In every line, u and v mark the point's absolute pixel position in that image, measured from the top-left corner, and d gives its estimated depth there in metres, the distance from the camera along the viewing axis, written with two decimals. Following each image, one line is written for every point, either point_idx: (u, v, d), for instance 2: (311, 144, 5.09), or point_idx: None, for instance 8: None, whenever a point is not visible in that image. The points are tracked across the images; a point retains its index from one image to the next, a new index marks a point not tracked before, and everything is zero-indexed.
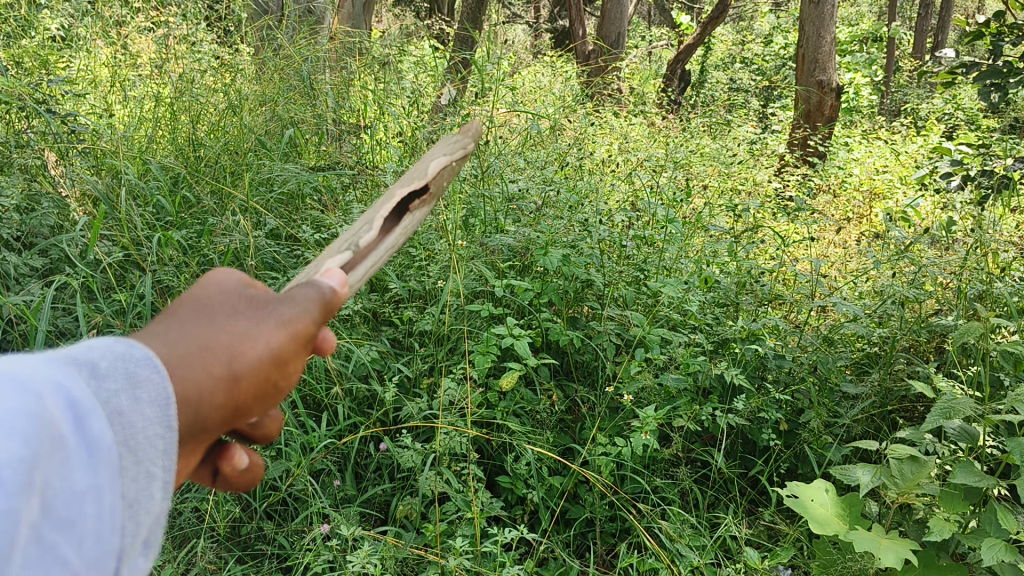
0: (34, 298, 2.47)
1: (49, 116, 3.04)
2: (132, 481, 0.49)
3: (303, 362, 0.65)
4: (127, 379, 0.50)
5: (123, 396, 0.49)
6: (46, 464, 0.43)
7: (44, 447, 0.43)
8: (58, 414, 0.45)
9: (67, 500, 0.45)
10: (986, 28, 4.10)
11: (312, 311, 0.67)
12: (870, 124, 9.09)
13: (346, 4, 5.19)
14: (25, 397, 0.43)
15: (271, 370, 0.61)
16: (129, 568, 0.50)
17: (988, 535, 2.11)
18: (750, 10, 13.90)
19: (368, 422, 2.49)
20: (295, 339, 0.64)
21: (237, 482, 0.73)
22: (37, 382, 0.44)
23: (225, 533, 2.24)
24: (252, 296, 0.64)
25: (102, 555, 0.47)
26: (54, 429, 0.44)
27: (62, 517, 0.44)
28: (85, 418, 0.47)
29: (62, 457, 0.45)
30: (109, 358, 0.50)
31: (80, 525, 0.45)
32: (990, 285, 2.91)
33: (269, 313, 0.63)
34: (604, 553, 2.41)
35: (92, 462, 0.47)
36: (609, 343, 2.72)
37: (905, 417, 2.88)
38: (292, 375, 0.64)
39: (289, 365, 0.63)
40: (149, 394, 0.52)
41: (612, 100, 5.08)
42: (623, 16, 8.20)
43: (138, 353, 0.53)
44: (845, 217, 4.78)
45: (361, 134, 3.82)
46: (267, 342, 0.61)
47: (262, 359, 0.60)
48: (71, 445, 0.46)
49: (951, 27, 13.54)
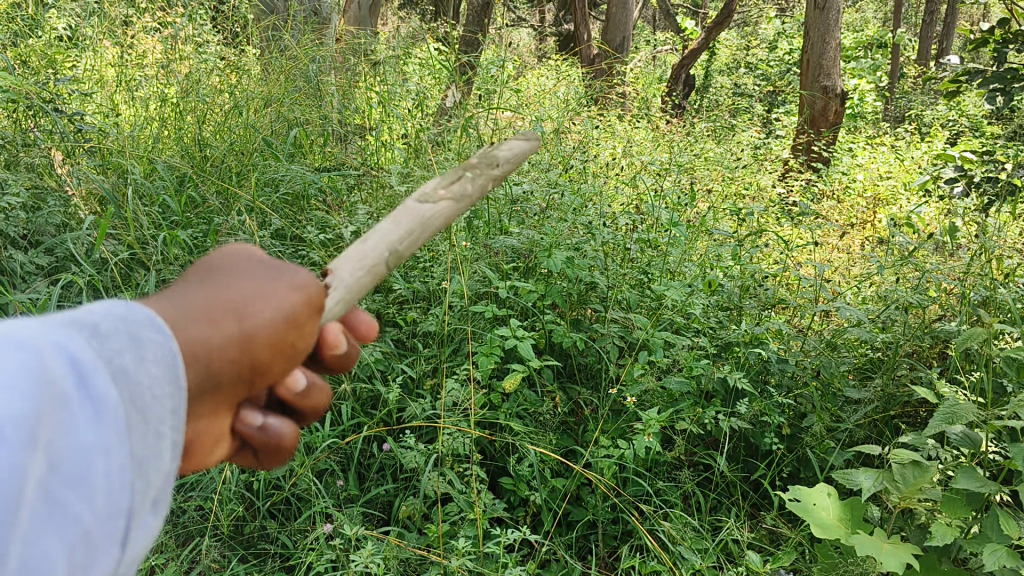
0: (40, 296, 2.49)
1: (56, 116, 3.06)
2: (141, 439, 0.58)
3: (309, 323, 0.82)
4: (130, 339, 0.59)
5: (126, 354, 0.58)
6: (50, 420, 0.50)
7: (47, 405, 0.50)
8: (61, 371, 0.53)
9: (75, 458, 0.52)
10: (991, 34, 4.09)
11: (318, 284, 0.85)
12: (875, 130, 9.11)
13: (351, 7, 5.21)
14: (27, 357, 0.51)
15: (279, 330, 0.77)
16: (140, 522, 0.59)
17: (990, 541, 2.10)
18: (755, 15, 13.85)
19: (371, 422, 2.50)
20: (302, 303, 0.81)
21: (274, 456, 0.91)
22: (39, 344, 0.52)
23: (228, 532, 2.25)
24: (258, 267, 0.81)
25: (112, 509, 0.55)
26: (57, 387, 0.52)
27: (70, 475, 0.52)
28: (88, 377, 0.54)
29: (67, 415, 0.52)
30: (110, 321, 0.59)
31: (89, 482, 0.53)
32: (993, 292, 2.90)
33: (275, 280, 0.80)
34: (606, 555, 2.42)
35: (97, 421, 0.54)
36: (612, 345, 2.73)
37: (909, 423, 2.87)
38: (301, 335, 0.81)
39: (299, 325, 0.80)
40: (153, 353, 0.60)
41: (617, 105, 5.10)
42: (629, 21, 8.21)
43: (139, 314, 0.62)
44: (848, 222, 4.79)
45: (366, 136, 3.76)
46: (278, 304, 0.77)
47: (271, 320, 0.76)
48: (77, 401, 0.53)
49: (955, 34, 13.49)
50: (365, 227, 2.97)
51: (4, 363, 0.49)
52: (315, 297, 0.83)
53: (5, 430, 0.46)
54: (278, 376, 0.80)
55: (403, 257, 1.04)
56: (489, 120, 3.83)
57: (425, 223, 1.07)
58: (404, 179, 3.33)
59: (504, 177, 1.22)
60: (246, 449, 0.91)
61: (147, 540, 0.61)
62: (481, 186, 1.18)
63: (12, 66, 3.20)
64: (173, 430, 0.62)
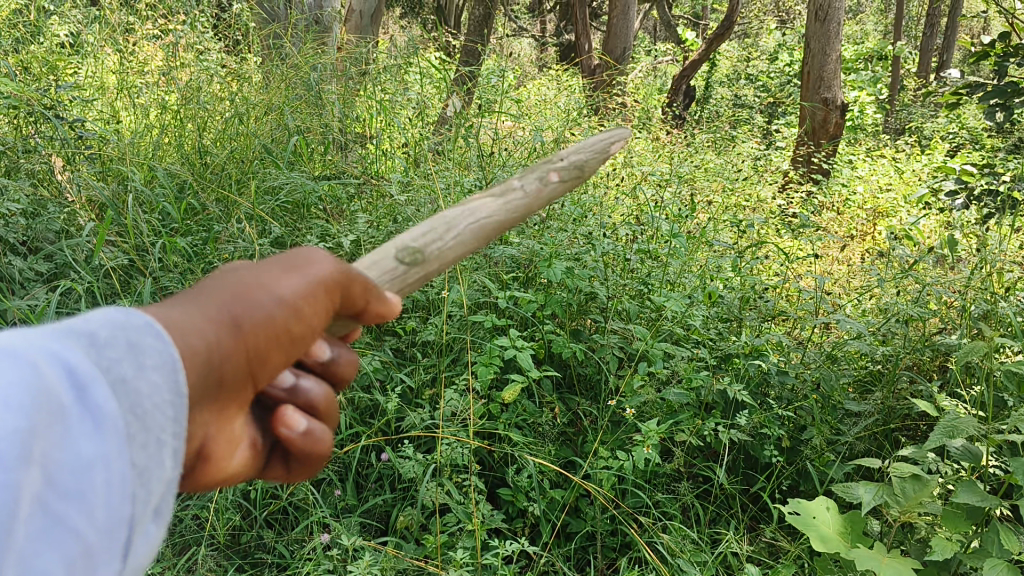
0: (38, 302, 2.48)
1: (57, 122, 3.07)
2: (142, 448, 0.58)
3: (310, 314, 0.84)
4: (128, 347, 0.59)
5: (125, 363, 0.58)
6: (47, 434, 0.50)
7: (43, 419, 0.50)
8: (59, 383, 0.53)
9: (75, 471, 0.52)
10: (992, 48, 4.10)
11: (315, 271, 0.86)
12: (875, 142, 9.15)
13: (352, 16, 5.25)
14: (25, 370, 0.50)
15: (275, 315, 0.79)
16: (141, 532, 0.59)
17: (990, 555, 2.08)
18: (755, 26, 13.82)
19: (369, 431, 2.49)
20: (298, 294, 0.82)
21: (308, 464, 0.94)
22: (34, 355, 0.52)
23: (225, 541, 2.23)
24: (247, 262, 0.82)
25: (113, 522, 0.54)
26: (55, 399, 0.52)
27: (68, 487, 0.51)
28: (86, 387, 0.54)
29: (65, 426, 0.52)
30: (108, 330, 0.59)
31: (90, 495, 0.53)
32: (994, 305, 2.89)
33: (271, 275, 0.81)
34: (604, 567, 2.40)
35: (98, 431, 0.54)
36: (612, 356, 2.72)
37: (909, 436, 2.85)
38: (302, 325, 0.82)
39: (296, 309, 0.81)
40: (152, 360, 0.61)
41: (618, 116, 5.11)
42: (629, 31, 8.24)
43: (137, 322, 0.62)
44: (848, 234, 4.91)
45: (367, 144, 3.78)
46: (271, 293, 0.79)
47: (267, 311, 0.78)
48: (76, 413, 0.53)
49: (955, 46, 13.52)
50: (365, 237, 2.96)
51: (2, 376, 0.49)
52: (310, 282, 0.85)
53: (3, 446, 0.46)
54: (282, 366, 0.81)
55: (419, 250, 1.06)
56: (489, 129, 3.83)
57: (453, 222, 1.12)
58: (404, 189, 3.33)
59: (559, 179, 1.23)
60: (277, 461, 0.93)
61: (150, 551, 0.61)
62: (533, 189, 1.20)
63: (14, 72, 3.21)
64: (174, 438, 0.62)
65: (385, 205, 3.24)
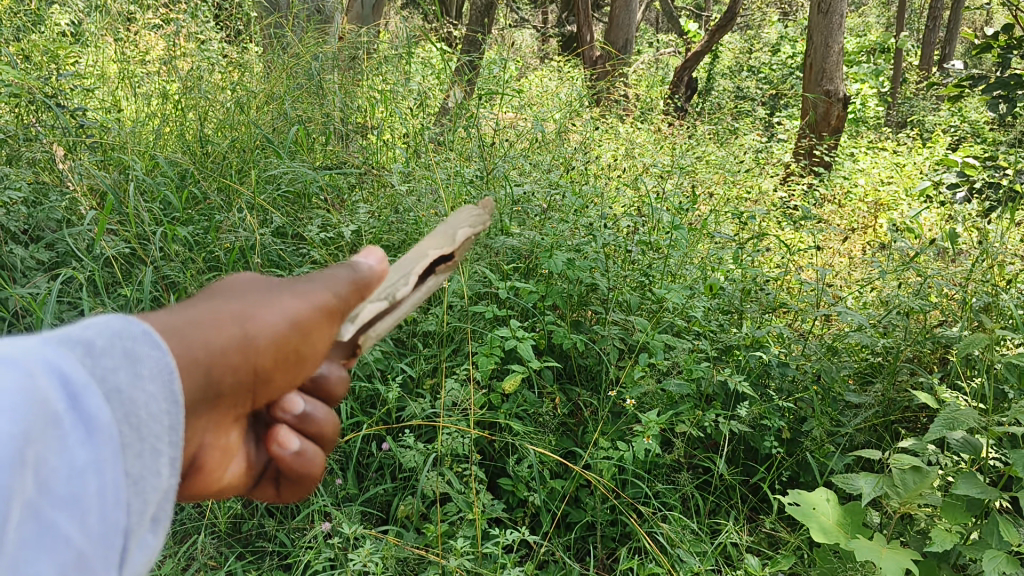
0: (39, 290, 2.47)
1: (58, 111, 3.09)
2: (136, 457, 0.51)
3: (324, 332, 0.76)
4: (127, 354, 0.51)
5: (122, 372, 0.50)
6: (38, 440, 0.43)
7: (35, 421, 0.43)
8: (53, 390, 0.45)
9: (68, 477, 0.45)
10: (995, 40, 4.07)
11: (330, 294, 0.79)
12: (876, 135, 9.14)
13: (353, 5, 5.24)
14: (18, 373, 0.43)
15: (285, 330, 0.70)
16: (138, 546, 0.52)
17: (988, 547, 2.08)
18: (759, 17, 13.65)
19: (369, 421, 2.49)
20: (312, 310, 0.74)
21: (300, 481, 0.88)
22: (28, 359, 0.44)
23: (226, 529, 2.24)
24: (263, 277, 0.74)
25: (108, 531, 0.48)
26: (47, 403, 0.44)
27: (63, 495, 0.45)
28: (81, 394, 0.47)
29: (59, 434, 0.45)
30: (106, 336, 0.50)
31: (84, 501, 0.46)
32: (995, 298, 2.91)
33: (288, 288, 0.74)
34: (604, 556, 2.41)
35: (93, 438, 0.47)
36: (613, 347, 2.74)
37: (909, 428, 2.88)
38: (312, 343, 0.74)
39: (307, 330, 0.73)
40: (153, 366, 0.53)
41: (619, 107, 5.10)
42: (631, 23, 8.23)
43: (137, 327, 0.53)
44: (849, 226, 4.89)
45: (368, 135, 3.71)
46: (285, 309, 0.71)
47: (278, 323, 0.69)
48: (70, 420, 0.46)
49: (957, 38, 13.43)
50: (365, 226, 2.95)
51: None
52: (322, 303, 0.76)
53: None
54: (288, 387, 0.73)
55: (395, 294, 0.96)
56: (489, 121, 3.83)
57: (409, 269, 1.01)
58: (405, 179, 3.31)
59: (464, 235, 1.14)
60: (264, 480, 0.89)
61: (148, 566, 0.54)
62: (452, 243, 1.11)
63: (15, 61, 3.21)
64: (172, 445, 0.54)
65: (386, 194, 3.23)
